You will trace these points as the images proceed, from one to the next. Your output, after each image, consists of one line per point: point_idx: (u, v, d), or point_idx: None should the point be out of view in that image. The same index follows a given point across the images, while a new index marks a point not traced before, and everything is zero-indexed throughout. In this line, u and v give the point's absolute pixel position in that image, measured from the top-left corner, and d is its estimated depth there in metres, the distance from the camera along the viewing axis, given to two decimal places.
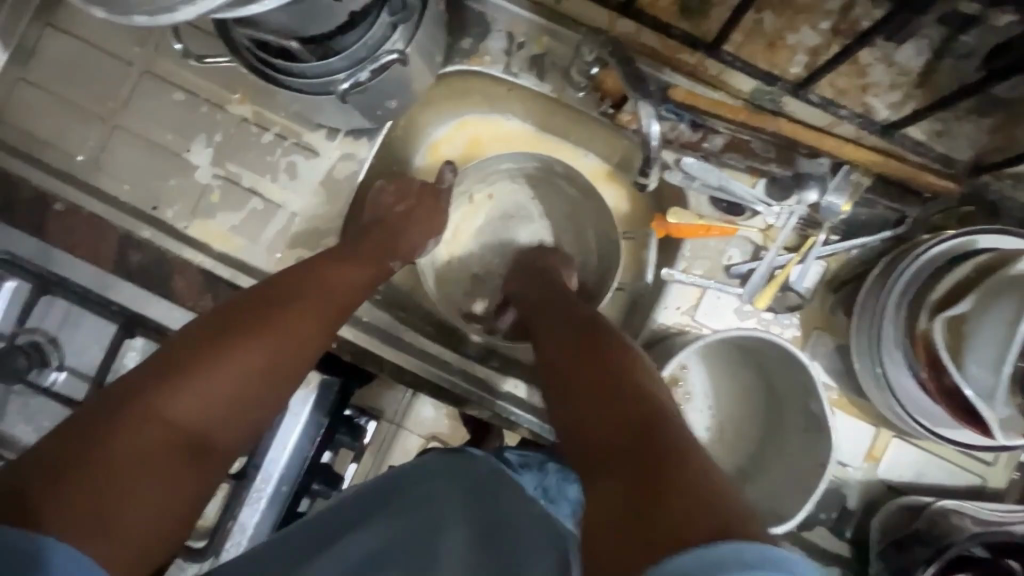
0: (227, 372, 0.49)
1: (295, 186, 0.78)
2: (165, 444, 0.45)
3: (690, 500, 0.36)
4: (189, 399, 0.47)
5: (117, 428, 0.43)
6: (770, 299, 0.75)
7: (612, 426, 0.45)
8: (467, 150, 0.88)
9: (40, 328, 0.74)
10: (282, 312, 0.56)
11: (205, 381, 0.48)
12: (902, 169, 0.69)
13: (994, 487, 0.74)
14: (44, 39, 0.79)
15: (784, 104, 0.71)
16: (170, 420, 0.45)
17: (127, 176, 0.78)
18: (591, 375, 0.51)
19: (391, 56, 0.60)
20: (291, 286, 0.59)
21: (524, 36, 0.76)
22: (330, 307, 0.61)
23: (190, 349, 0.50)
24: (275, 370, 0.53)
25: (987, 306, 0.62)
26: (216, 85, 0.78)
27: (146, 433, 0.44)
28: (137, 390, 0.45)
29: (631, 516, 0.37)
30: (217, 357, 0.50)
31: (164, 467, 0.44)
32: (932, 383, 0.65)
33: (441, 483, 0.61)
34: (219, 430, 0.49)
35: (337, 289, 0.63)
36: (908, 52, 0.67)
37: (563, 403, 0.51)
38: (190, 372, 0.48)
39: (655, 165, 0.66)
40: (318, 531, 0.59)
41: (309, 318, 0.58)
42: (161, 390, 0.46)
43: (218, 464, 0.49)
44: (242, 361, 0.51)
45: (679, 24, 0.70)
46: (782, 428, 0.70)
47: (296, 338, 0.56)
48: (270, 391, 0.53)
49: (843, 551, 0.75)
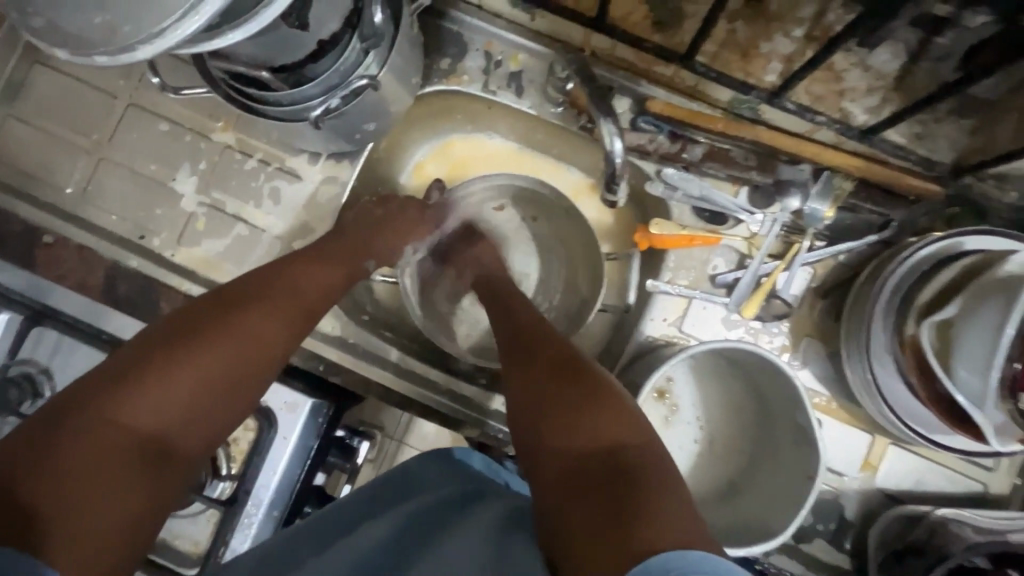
0: (188, 374, 0.50)
1: (279, 210, 0.79)
2: (124, 447, 0.44)
3: (665, 524, 0.40)
4: (148, 402, 0.47)
5: (72, 433, 0.43)
6: (757, 308, 0.74)
7: (591, 451, 0.47)
8: (453, 171, 0.88)
9: (32, 359, 0.73)
10: (243, 313, 0.56)
11: (164, 384, 0.48)
12: (884, 173, 0.69)
13: (997, 493, 0.72)
14: (33, 76, 0.81)
15: (762, 112, 0.71)
16: (129, 425, 0.45)
17: (115, 207, 0.79)
18: (569, 387, 0.53)
19: (362, 81, 0.61)
20: (254, 287, 0.60)
21: (500, 54, 0.77)
22: (294, 306, 0.61)
23: (149, 351, 0.50)
24: (242, 372, 0.53)
25: (976, 306, 0.58)
26: (199, 115, 0.79)
27: (104, 437, 0.44)
28: (94, 395, 0.46)
29: (619, 527, 0.40)
30: (175, 359, 0.50)
31: (125, 470, 0.44)
32: (923, 390, 0.63)
33: (445, 480, 0.62)
34: (183, 433, 0.49)
35: (303, 288, 0.63)
36: (882, 56, 0.64)
37: (542, 413, 0.52)
38: (148, 374, 0.48)
39: (621, 181, 0.66)
40: (315, 525, 0.58)
41: (274, 318, 0.58)
42: (118, 394, 0.46)
43: (184, 466, 0.49)
44: (203, 363, 0.51)
45: (652, 37, 0.69)
46: (773, 436, 0.68)
47: (261, 339, 0.56)
48: (235, 393, 0.53)
49: (843, 563, 0.73)
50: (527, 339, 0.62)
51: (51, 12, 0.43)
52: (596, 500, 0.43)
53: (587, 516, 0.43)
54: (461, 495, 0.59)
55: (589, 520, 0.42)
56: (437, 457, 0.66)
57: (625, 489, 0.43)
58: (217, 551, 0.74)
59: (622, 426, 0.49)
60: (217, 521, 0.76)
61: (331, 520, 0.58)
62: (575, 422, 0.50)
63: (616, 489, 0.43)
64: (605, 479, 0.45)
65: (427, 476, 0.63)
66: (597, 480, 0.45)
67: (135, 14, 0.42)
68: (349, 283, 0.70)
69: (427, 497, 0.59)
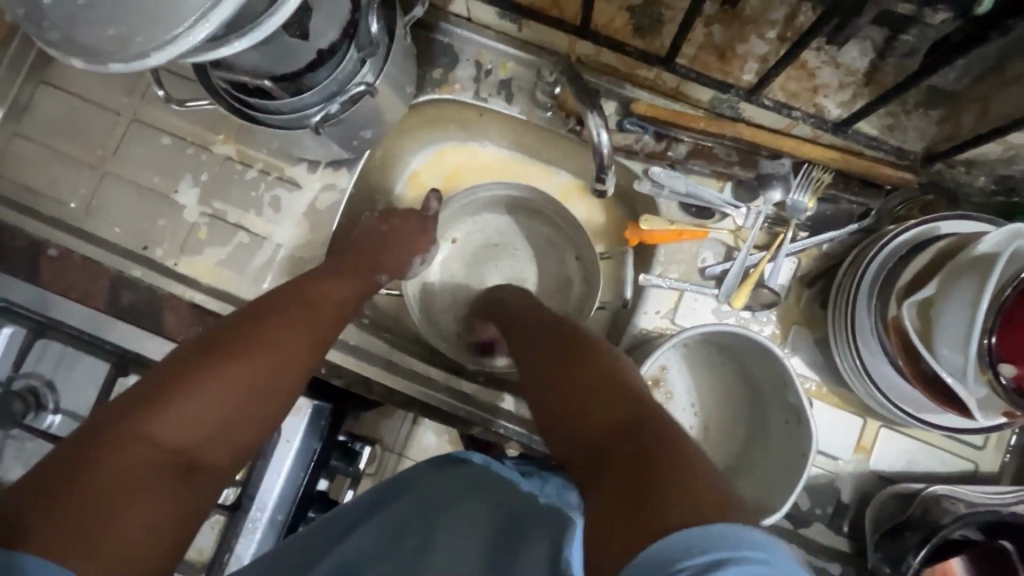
0: (220, 392, 0.51)
1: (280, 219, 0.81)
2: (159, 464, 0.46)
3: (684, 491, 0.37)
4: (181, 419, 0.48)
5: (107, 446, 0.44)
6: (747, 297, 0.76)
7: (614, 434, 0.45)
8: (448, 180, 0.91)
9: (36, 371, 0.76)
10: (268, 329, 0.58)
11: (196, 399, 0.50)
12: (859, 164, 0.71)
13: (987, 471, 0.74)
14: (38, 96, 0.83)
15: (743, 109, 0.74)
16: (161, 439, 0.47)
17: (118, 220, 0.81)
18: (580, 374, 0.54)
19: (360, 87, 0.64)
20: (279, 308, 0.61)
21: (490, 63, 0.81)
22: (317, 326, 0.62)
23: (181, 370, 0.51)
24: (272, 390, 0.55)
25: (950, 287, 0.60)
26: (200, 128, 0.82)
27: (139, 453, 0.45)
28: (128, 412, 0.47)
29: (636, 499, 0.38)
30: (208, 377, 0.51)
31: (158, 482, 0.45)
32: (911, 370, 0.65)
33: (441, 476, 0.62)
34: (213, 451, 0.50)
35: (323, 304, 0.65)
36: (852, 53, 0.67)
37: (555, 396, 0.53)
38: (182, 392, 0.49)
39: (609, 172, 0.69)
40: (310, 543, 0.59)
41: (301, 337, 0.60)
42: (153, 412, 0.47)
43: (213, 482, 0.50)
44: (235, 376, 0.52)
45: (633, 41, 0.72)
46: (766, 422, 0.70)
47: (289, 358, 0.58)
48: (262, 406, 0.54)
49: (843, 547, 0.74)
50: (544, 344, 0.62)
51: (65, 27, 0.46)
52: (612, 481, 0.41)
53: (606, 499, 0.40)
54: (461, 489, 0.59)
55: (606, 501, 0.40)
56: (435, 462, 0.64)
57: (642, 457, 0.41)
58: (222, 558, 0.74)
59: (641, 409, 0.47)
60: (221, 527, 0.76)
61: (324, 536, 0.59)
62: (595, 411, 0.49)
63: (634, 463, 0.41)
64: (618, 456, 0.43)
65: (423, 473, 0.64)
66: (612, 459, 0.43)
67: (147, 25, 0.44)
68: (365, 297, 0.73)
69: (426, 492, 0.60)
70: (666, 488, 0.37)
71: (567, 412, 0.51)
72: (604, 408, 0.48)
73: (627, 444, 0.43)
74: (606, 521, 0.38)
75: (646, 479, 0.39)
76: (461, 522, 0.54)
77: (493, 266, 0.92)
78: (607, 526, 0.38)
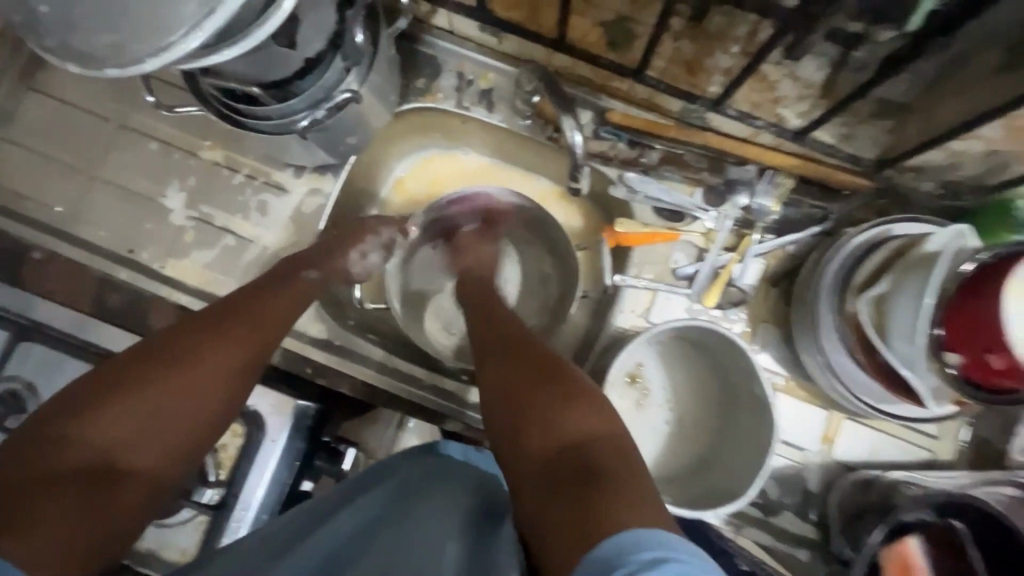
0: (145, 402, 0.53)
1: (266, 222, 0.83)
2: (82, 470, 0.48)
3: (626, 508, 0.42)
4: (105, 428, 0.51)
5: (35, 452, 0.47)
6: (718, 296, 0.81)
7: (564, 458, 0.50)
8: (431, 186, 0.94)
9: (18, 375, 0.75)
10: (200, 335, 0.59)
11: (124, 405, 0.52)
12: (819, 170, 0.76)
13: (944, 459, 0.78)
14: (24, 102, 0.84)
15: (710, 119, 0.79)
16: (88, 444, 0.49)
17: (104, 223, 0.82)
18: (536, 392, 0.57)
19: (346, 95, 0.67)
20: (219, 316, 0.62)
21: (471, 73, 0.84)
22: (257, 334, 0.63)
23: (110, 380, 0.53)
24: (201, 399, 0.56)
25: (900, 283, 0.65)
26: (188, 134, 0.84)
27: (62, 460, 0.48)
28: (54, 422, 0.50)
29: (587, 519, 0.43)
30: (134, 387, 0.53)
31: (85, 483, 0.48)
32: (868, 362, 0.70)
33: (424, 466, 0.63)
34: (141, 457, 0.52)
35: (264, 308, 0.66)
36: (808, 67, 0.70)
37: (513, 413, 0.57)
38: (107, 402, 0.52)
39: (585, 168, 0.73)
40: (289, 532, 0.58)
41: (238, 345, 0.60)
42: (77, 422, 0.50)
43: (145, 480, 0.53)
44: (163, 382, 0.55)
45: (608, 55, 0.76)
46: (735, 414, 0.74)
47: (222, 369, 0.58)
48: (193, 408, 0.56)
49: (810, 534, 0.78)
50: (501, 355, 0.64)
51: (61, 33, 0.48)
52: (568, 501, 0.46)
53: (556, 518, 0.45)
54: (437, 485, 0.60)
55: (558, 521, 0.45)
56: (416, 453, 0.65)
57: (590, 482, 0.46)
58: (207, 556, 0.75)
59: (589, 431, 0.52)
60: (205, 527, 0.77)
61: (304, 525, 0.59)
62: (545, 439, 0.52)
63: (585, 494, 0.45)
64: (570, 478, 0.48)
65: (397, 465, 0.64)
66: (564, 478, 0.48)
67: (141, 33, 0.47)
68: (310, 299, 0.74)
69: (398, 484, 0.61)
70: (611, 507, 0.43)
71: (524, 430, 0.55)
72: (556, 429, 0.52)
73: (580, 468, 0.48)
74: (562, 539, 0.44)
75: (592, 501, 0.44)
76: (438, 516, 0.55)
77: None
78: (560, 544, 0.44)
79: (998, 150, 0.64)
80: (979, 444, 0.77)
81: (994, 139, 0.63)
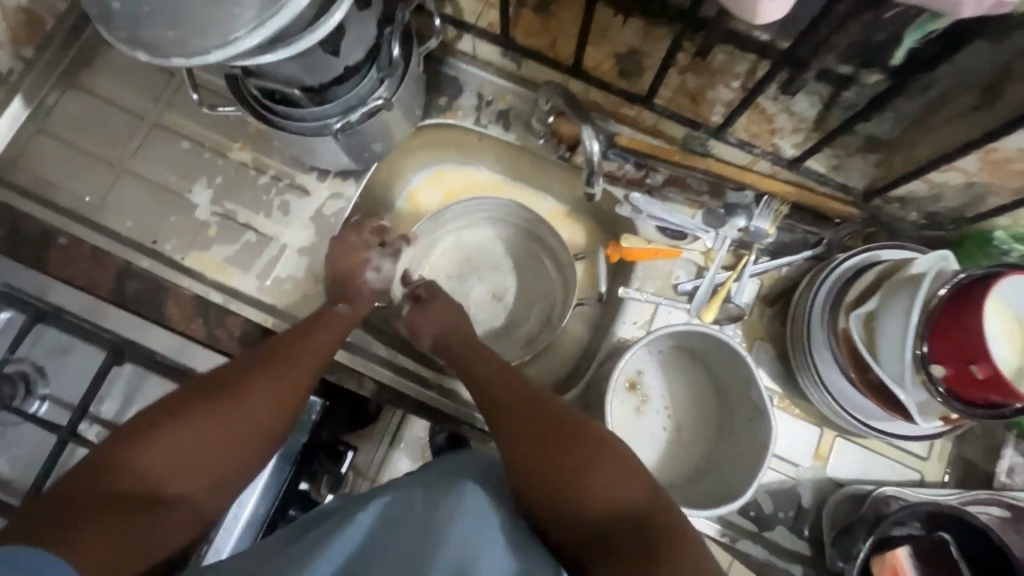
0: (193, 430, 0.64)
1: (288, 221, 0.87)
2: (132, 493, 0.58)
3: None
4: (149, 458, 0.60)
5: (101, 475, 0.58)
6: (714, 312, 0.85)
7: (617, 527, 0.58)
8: (445, 198, 0.98)
9: (28, 357, 0.78)
10: (239, 384, 0.69)
11: (170, 442, 0.62)
12: (810, 198, 0.82)
13: (932, 480, 0.80)
14: (66, 98, 0.89)
15: (711, 147, 0.85)
16: (140, 472, 0.59)
17: (131, 215, 0.86)
18: (571, 453, 0.63)
19: (378, 102, 0.72)
20: (267, 360, 0.73)
21: (490, 95, 0.91)
22: (294, 383, 0.72)
23: (158, 416, 0.64)
24: (233, 435, 0.66)
25: (888, 301, 0.69)
26: (219, 136, 0.88)
27: (118, 484, 0.58)
28: (117, 449, 0.60)
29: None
30: (185, 426, 0.64)
31: (132, 506, 0.57)
32: (860, 379, 0.73)
33: (423, 479, 0.63)
34: (177, 485, 0.61)
35: (298, 357, 0.74)
36: (802, 103, 0.74)
37: (540, 467, 0.62)
38: (163, 427, 0.63)
39: (599, 176, 0.79)
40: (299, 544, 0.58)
41: (270, 388, 0.70)
42: (138, 442, 0.61)
43: (183, 509, 0.61)
44: (205, 427, 0.65)
45: (618, 83, 0.82)
46: (732, 423, 0.76)
47: (258, 414, 0.68)
48: (229, 451, 0.65)
49: (802, 550, 0.79)
50: (522, 429, 0.66)
51: (132, 27, 0.53)
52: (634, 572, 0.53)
53: None
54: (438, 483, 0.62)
55: None
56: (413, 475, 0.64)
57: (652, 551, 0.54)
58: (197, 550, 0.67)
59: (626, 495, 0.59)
60: None
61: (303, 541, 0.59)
62: (590, 498, 0.60)
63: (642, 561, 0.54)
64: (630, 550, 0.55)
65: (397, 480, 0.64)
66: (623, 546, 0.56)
67: (207, 29, 0.52)
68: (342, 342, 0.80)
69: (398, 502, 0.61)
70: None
71: (571, 498, 0.61)
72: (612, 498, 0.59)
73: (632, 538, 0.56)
74: None
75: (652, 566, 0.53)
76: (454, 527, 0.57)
77: (478, 276, 0.98)
78: None
79: (976, 183, 0.70)
80: (967, 466, 0.80)
81: (971, 172, 0.68)
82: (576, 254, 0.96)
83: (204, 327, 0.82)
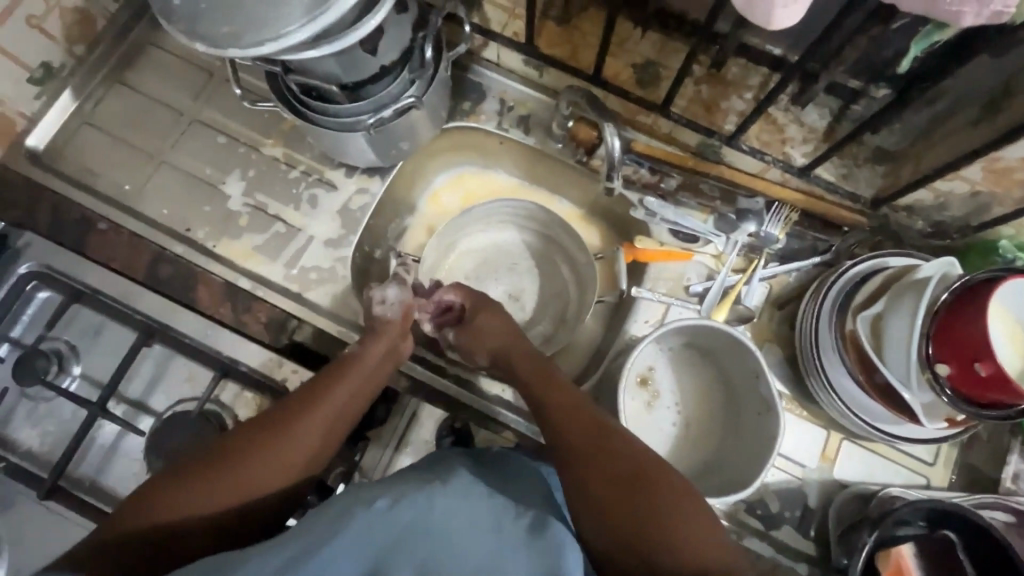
0: (213, 479, 0.64)
1: (316, 214, 0.91)
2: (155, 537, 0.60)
3: None
4: (171, 507, 0.62)
5: (132, 519, 0.61)
6: (724, 313, 0.88)
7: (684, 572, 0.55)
8: (464, 199, 1.02)
9: (62, 336, 0.83)
10: (262, 432, 0.68)
11: (192, 491, 0.63)
12: (822, 206, 0.83)
13: (938, 485, 0.81)
14: (112, 93, 0.94)
15: (724, 155, 0.87)
16: (163, 520, 0.61)
17: (167, 204, 0.90)
18: (636, 494, 0.60)
19: (409, 100, 0.75)
20: (292, 405, 0.71)
21: (512, 101, 0.95)
22: (317, 428, 0.70)
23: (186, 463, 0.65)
24: (253, 484, 0.65)
25: (895, 304, 0.71)
26: (254, 132, 0.93)
27: (141, 527, 0.60)
28: (147, 494, 0.63)
29: None
30: (206, 477, 0.64)
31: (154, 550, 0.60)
32: (867, 381, 0.74)
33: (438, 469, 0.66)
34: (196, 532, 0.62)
35: (323, 402, 0.72)
36: (812, 116, 0.81)
37: (607, 507, 0.60)
38: (186, 474, 0.64)
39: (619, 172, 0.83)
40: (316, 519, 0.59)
41: (290, 436, 0.68)
42: (163, 489, 0.63)
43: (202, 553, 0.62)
44: (226, 476, 0.65)
45: (636, 92, 0.86)
46: (741, 420, 0.78)
47: (279, 462, 0.67)
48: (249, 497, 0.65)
49: (809, 550, 0.80)
50: (589, 461, 0.64)
51: (191, 21, 0.57)
52: None
53: None
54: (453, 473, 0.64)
55: None
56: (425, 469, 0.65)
57: None
58: None
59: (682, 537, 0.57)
60: None
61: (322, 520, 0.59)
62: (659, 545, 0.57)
63: None
64: None
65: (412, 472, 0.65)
66: None
67: (261, 24, 0.56)
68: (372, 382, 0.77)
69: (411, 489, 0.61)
70: None
71: (634, 539, 0.58)
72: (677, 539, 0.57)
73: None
74: None
75: None
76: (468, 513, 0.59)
77: (494, 274, 1.01)
78: None
79: (980, 192, 0.73)
80: (972, 472, 0.81)
81: (975, 181, 0.71)
82: (596, 253, 0.99)
83: (232, 311, 0.85)
